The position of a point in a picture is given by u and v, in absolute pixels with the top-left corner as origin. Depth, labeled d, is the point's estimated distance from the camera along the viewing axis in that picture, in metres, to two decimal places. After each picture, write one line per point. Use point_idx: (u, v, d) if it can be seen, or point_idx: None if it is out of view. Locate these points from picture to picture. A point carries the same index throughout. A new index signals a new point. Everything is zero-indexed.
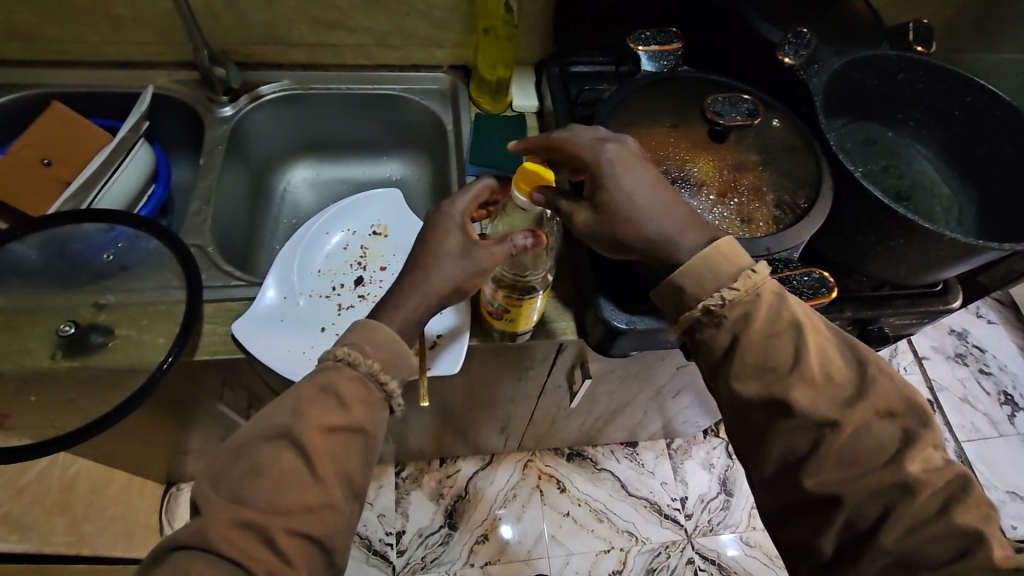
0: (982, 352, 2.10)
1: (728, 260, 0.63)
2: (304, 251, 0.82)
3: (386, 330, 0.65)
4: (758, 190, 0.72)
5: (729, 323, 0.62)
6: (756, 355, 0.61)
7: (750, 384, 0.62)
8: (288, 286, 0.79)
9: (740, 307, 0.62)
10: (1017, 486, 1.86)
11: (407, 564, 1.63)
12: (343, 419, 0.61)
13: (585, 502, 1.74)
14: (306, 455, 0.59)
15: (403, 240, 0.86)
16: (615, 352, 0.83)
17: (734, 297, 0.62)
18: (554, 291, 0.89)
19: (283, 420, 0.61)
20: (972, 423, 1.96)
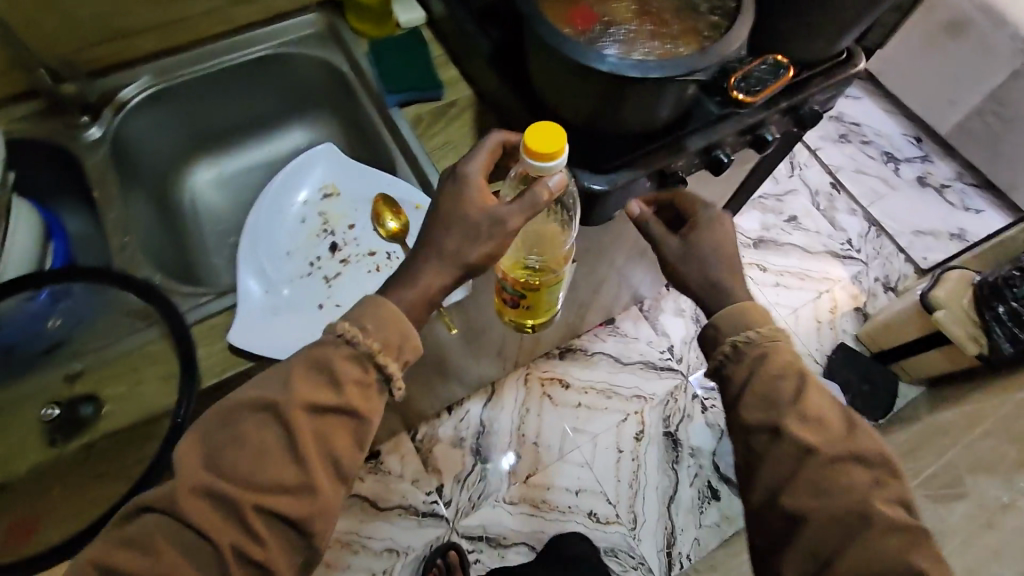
0: (860, 127, 2.36)
1: (751, 319, 0.78)
2: (264, 238, 0.76)
3: (392, 311, 0.64)
4: (691, 8, 0.75)
5: (749, 361, 0.76)
6: (764, 388, 0.74)
7: (753, 412, 0.75)
8: (266, 278, 0.74)
9: (761, 347, 0.76)
10: (918, 225, 2.18)
11: (458, 510, 1.69)
12: (339, 402, 0.62)
13: (591, 387, 1.85)
14: (290, 432, 0.60)
15: (360, 192, 0.81)
16: (598, 218, 0.84)
17: (750, 342, 0.77)
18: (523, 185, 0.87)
19: (274, 392, 0.62)
20: (869, 188, 2.23)
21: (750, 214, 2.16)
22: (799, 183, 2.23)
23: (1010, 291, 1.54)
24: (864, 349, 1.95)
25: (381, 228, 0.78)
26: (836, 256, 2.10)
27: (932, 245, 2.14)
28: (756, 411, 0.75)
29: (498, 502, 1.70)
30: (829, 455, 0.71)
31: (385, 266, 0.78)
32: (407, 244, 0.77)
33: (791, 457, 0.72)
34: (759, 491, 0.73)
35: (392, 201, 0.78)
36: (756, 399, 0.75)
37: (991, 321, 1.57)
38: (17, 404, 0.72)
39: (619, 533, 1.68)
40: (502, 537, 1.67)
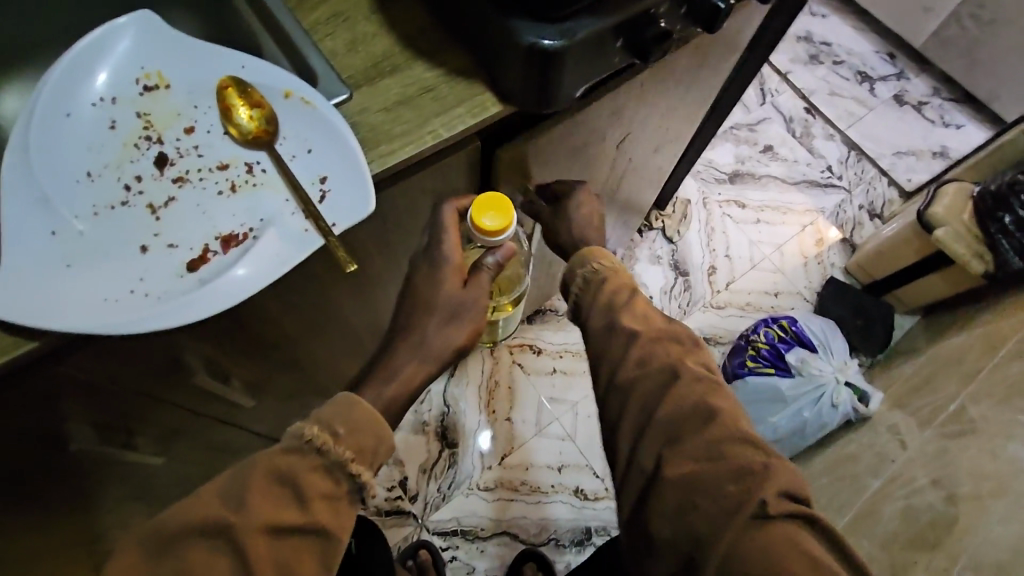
0: (830, 46, 2.17)
1: (593, 254, 0.69)
2: (43, 153, 0.50)
3: (367, 407, 0.55)
4: None
5: (584, 289, 0.67)
6: (602, 305, 0.65)
7: (594, 320, 0.65)
8: (50, 210, 0.48)
9: (598, 277, 0.67)
10: (899, 146, 2.00)
11: (426, 505, 1.46)
12: (301, 520, 0.49)
13: (566, 351, 1.63)
14: (241, 561, 0.47)
15: (198, 77, 0.54)
16: (562, 97, 0.60)
17: (595, 273, 0.67)
18: (447, 67, 0.61)
19: (222, 507, 0.49)
20: (845, 110, 2.05)
21: (722, 147, 1.96)
22: (772, 110, 2.04)
23: (1016, 199, 1.38)
24: (854, 282, 1.80)
25: (232, 128, 0.53)
26: (816, 185, 1.92)
27: (915, 165, 1.97)
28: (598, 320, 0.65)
29: (471, 490, 1.48)
30: (650, 335, 0.62)
31: (244, 184, 0.53)
32: (275, 150, 0.53)
33: (621, 337, 0.62)
34: (600, 378, 0.63)
35: (245, 87, 0.53)
36: (597, 310, 0.65)
37: (997, 233, 1.41)
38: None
39: (610, 509, 1.48)
40: (479, 529, 1.45)
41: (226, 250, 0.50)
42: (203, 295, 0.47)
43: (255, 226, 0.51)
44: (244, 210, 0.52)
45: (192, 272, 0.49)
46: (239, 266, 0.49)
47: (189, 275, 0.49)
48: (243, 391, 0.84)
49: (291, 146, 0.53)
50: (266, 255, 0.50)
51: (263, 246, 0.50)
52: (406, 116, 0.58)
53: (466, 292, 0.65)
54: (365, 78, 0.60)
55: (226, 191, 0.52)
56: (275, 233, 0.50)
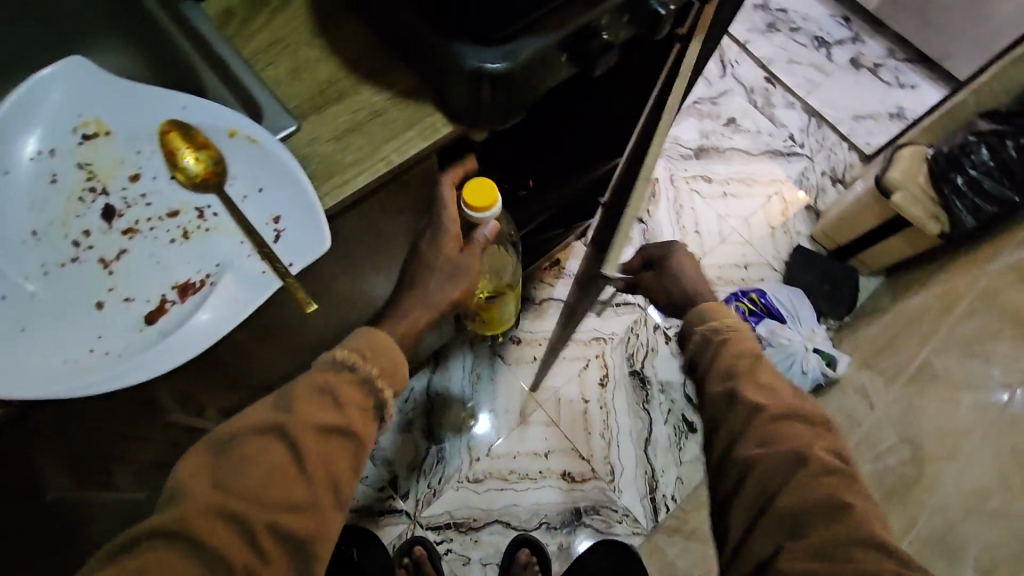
0: (786, 13, 2.17)
1: (711, 312, 0.77)
2: None
3: (386, 336, 0.63)
4: None
5: (711, 350, 0.73)
6: (725, 362, 0.71)
7: (714, 383, 0.71)
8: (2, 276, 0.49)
9: (719, 333, 0.74)
10: (857, 109, 2.04)
11: (418, 501, 1.49)
12: (339, 421, 0.57)
13: (545, 339, 1.66)
14: (296, 451, 0.55)
15: (137, 123, 0.53)
16: (509, 111, 0.60)
17: (717, 332, 0.74)
18: (393, 89, 0.61)
19: (275, 414, 0.57)
20: (804, 77, 2.07)
21: (686, 122, 1.97)
22: (732, 82, 2.05)
23: (968, 159, 1.43)
24: (819, 249, 1.84)
25: (179, 173, 0.53)
26: (779, 155, 1.95)
27: (873, 128, 2.01)
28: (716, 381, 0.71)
29: (462, 483, 1.51)
30: (773, 411, 0.66)
31: (197, 229, 0.53)
32: (224, 191, 0.53)
33: (744, 408, 0.67)
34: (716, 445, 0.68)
35: (188, 129, 0.52)
36: (716, 370, 0.71)
37: (950, 194, 1.46)
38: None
39: (598, 489, 1.53)
40: (472, 519, 1.49)
41: (185, 299, 0.50)
42: (164, 349, 0.47)
43: (211, 272, 0.51)
44: (199, 256, 0.52)
45: (152, 325, 0.49)
46: (198, 314, 0.48)
47: (148, 327, 0.49)
48: (220, 418, 0.84)
49: (240, 186, 0.53)
50: (224, 301, 0.49)
51: (221, 293, 0.49)
52: (356, 144, 0.58)
53: (463, 257, 0.69)
54: (311, 108, 0.59)
55: (178, 239, 0.52)
56: (232, 278, 0.50)
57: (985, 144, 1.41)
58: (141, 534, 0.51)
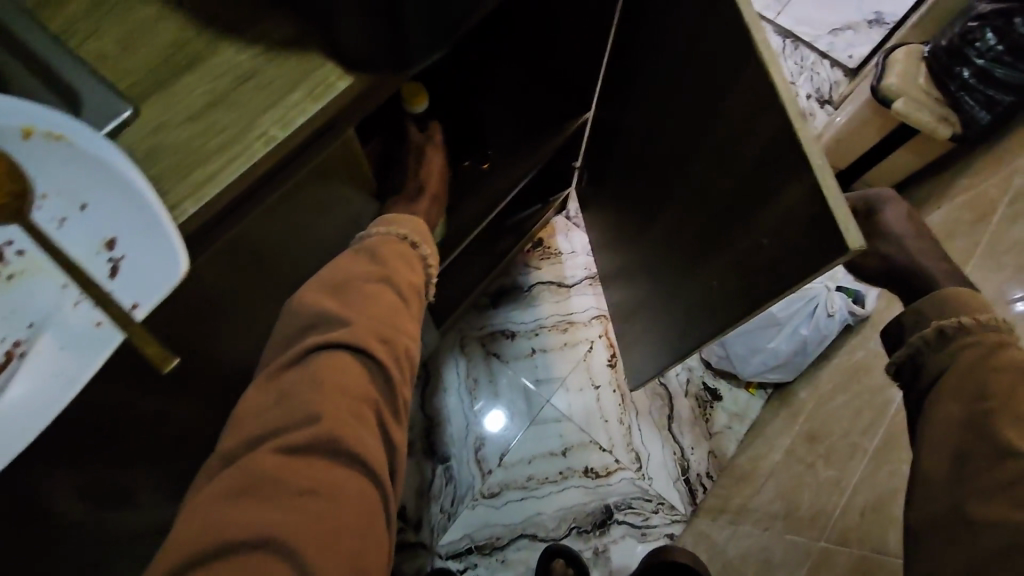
0: None
1: (968, 304, 0.55)
2: None
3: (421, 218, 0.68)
4: None
5: (951, 355, 0.54)
6: (968, 376, 0.51)
7: (952, 403, 0.51)
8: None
9: (965, 337, 0.53)
10: (833, 23, 1.87)
11: (433, 530, 1.34)
12: (417, 280, 0.62)
13: (542, 326, 1.50)
14: (399, 292, 0.59)
15: None
16: (422, 49, 0.45)
17: (964, 333, 0.53)
18: (264, 39, 0.44)
19: (366, 266, 0.59)
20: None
21: None
22: None
23: (972, 49, 1.26)
24: None
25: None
26: None
27: (854, 40, 1.84)
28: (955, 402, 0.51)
29: (477, 500, 1.36)
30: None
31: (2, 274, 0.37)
32: (31, 215, 0.37)
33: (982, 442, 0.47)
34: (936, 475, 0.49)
35: None
36: (953, 386, 0.52)
37: (958, 91, 1.31)
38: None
39: (627, 480, 1.39)
40: (496, 539, 1.34)
41: None
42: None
43: (20, 339, 0.36)
44: (11, 310, 0.37)
45: None
46: (10, 393, 0.34)
47: None
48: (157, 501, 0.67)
49: (54, 204, 0.37)
50: (43, 369, 0.34)
51: (32, 365, 0.35)
52: (224, 121, 0.42)
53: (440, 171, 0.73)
54: (154, 84, 0.43)
55: None
56: (48, 340, 0.35)
57: (989, 28, 1.22)
58: (293, 357, 0.51)
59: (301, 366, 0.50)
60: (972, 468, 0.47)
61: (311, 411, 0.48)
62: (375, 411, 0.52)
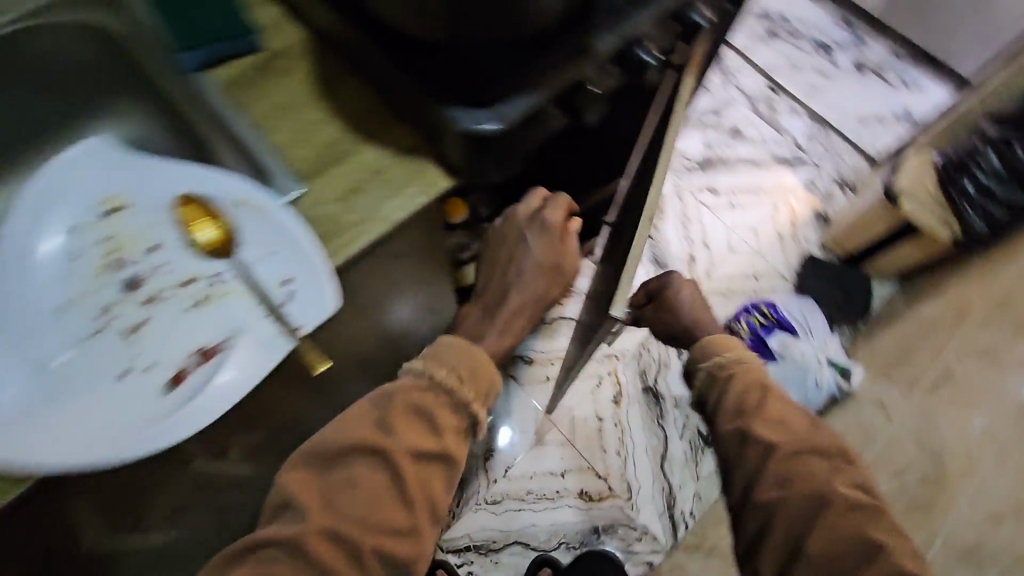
0: (786, 19, 2.08)
1: (718, 346, 0.81)
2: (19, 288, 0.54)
3: (481, 355, 0.68)
4: None
5: (719, 382, 0.78)
6: (732, 400, 0.74)
7: (727, 423, 0.74)
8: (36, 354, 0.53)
9: (724, 369, 0.78)
10: (861, 112, 1.95)
11: (438, 524, 1.51)
12: (441, 450, 0.62)
13: (557, 358, 1.67)
14: (396, 474, 0.59)
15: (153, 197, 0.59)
16: (494, 166, 0.62)
17: (720, 367, 0.78)
18: (391, 147, 0.63)
19: (373, 433, 0.61)
20: (807, 83, 1.99)
21: (689, 134, 1.90)
22: (734, 91, 1.97)
23: (979, 164, 1.38)
24: (830, 256, 1.78)
25: (196, 242, 0.56)
26: (786, 163, 1.87)
27: (881, 132, 1.92)
28: (728, 419, 0.74)
29: (480, 504, 1.53)
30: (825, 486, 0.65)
31: (214, 295, 0.55)
32: (238, 256, 0.55)
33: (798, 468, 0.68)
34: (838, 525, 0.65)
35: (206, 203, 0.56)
36: (726, 408, 0.75)
37: (960, 200, 1.40)
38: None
39: (617, 507, 1.53)
40: (492, 542, 1.50)
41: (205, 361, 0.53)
42: (185, 415, 0.50)
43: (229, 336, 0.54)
44: (215, 323, 0.54)
45: (174, 389, 0.52)
46: (219, 377, 0.51)
47: (171, 394, 0.52)
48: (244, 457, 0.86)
49: (252, 250, 0.55)
50: (246, 363, 0.52)
51: (238, 356, 0.52)
52: (361, 203, 0.61)
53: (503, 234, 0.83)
54: (317, 169, 0.62)
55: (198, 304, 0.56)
56: (247, 341, 0.53)
57: (996, 149, 1.36)
58: (284, 514, 0.57)
59: (293, 521, 0.57)
60: (862, 521, 0.63)
61: (282, 542, 0.55)
62: (354, 565, 0.55)
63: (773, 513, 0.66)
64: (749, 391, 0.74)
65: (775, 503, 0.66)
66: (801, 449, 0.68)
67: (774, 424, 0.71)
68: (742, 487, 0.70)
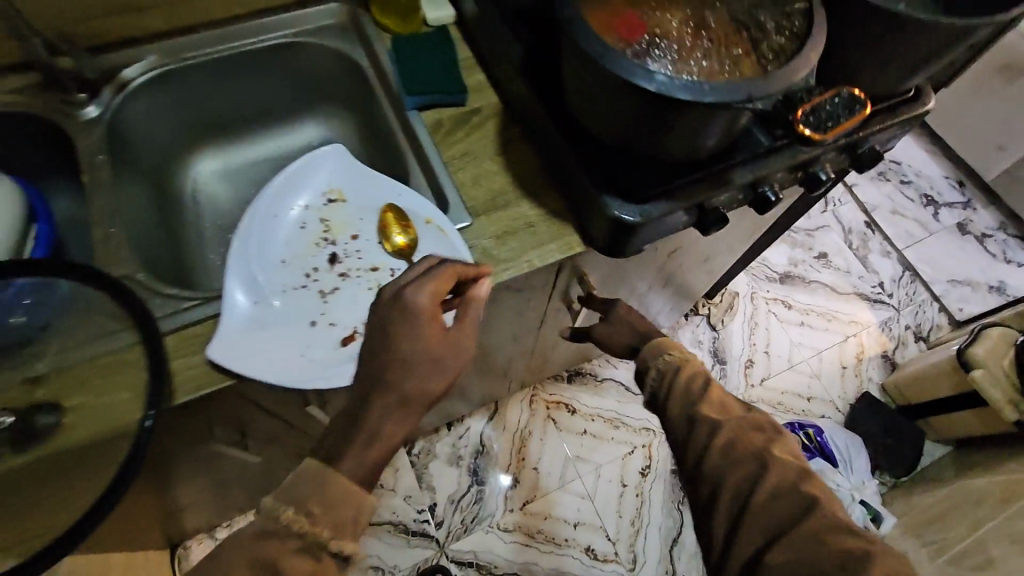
0: (899, 165, 2.15)
1: (666, 345, 0.79)
2: (259, 240, 0.72)
3: (339, 482, 0.56)
4: (756, 24, 0.58)
5: (669, 379, 0.75)
6: (680, 395, 0.73)
7: (677, 419, 0.72)
8: (254, 288, 0.68)
9: (671, 366, 0.76)
10: (955, 274, 1.98)
11: (449, 532, 1.59)
12: None
13: (598, 415, 1.75)
14: None
15: (365, 198, 0.76)
16: (629, 251, 0.76)
17: (668, 364, 0.77)
18: (545, 207, 0.78)
19: None
20: (905, 231, 2.04)
21: (777, 246, 1.97)
22: (831, 219, 2.05)
23: None
24: (889, 401, 1.79)
25: (388, 242, 0.74)
26: (865, 299, 1.92)
27: (969, 297, 1.94)
28: (677, 406, 0.74)
29: (492, 527, 1.61)
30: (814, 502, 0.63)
31: (389, 284, 0.73)
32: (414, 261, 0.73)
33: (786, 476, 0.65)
34: None
35: (404, 214, 0.74)
36: (676, 400, 0.73)
37: None
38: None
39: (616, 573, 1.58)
40: (493, 565, 1.57)
41: None
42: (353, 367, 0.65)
43: None
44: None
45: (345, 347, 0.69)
46: None
47: (343, 349, 0.68)
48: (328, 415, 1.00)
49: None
50: None
51: None
52: (513, 244, 0.76)
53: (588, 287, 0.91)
54: (485, 208, 0.78)
55: (376, 289, 0.73)
56: None
57: None
58: None
59: None
60: None
61: None
62: None
63: (719, 484, 0.66)
64: (697, 384, 0.74)
65: (723, 470, 0.66)
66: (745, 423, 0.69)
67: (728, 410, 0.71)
68: (692, 462, 0.69)
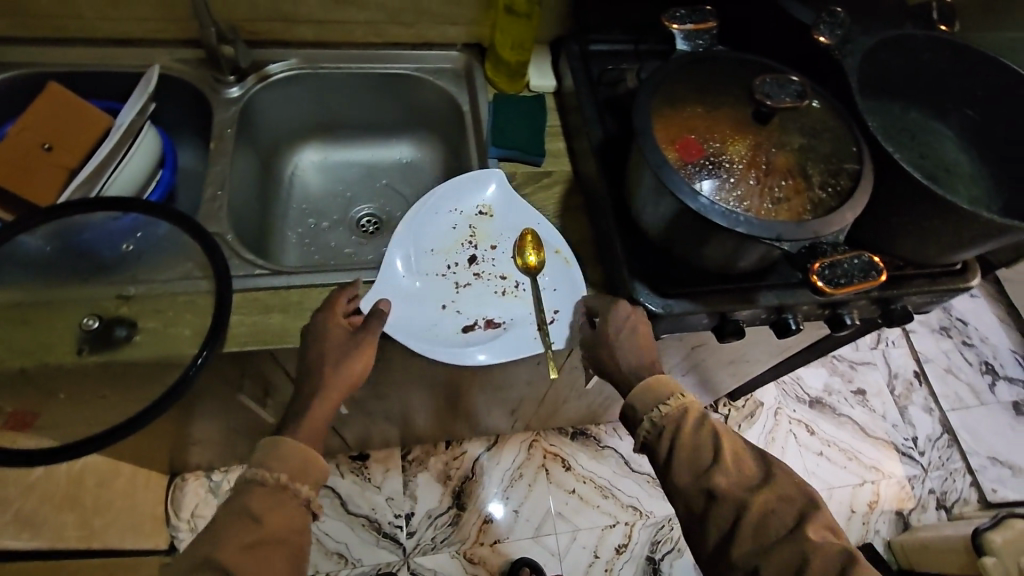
0: (965, 325, 2.09)
1: (658, 388, 0.73)
2: (419, 229, 0.85)
3: (291, 444, 0.67)
4: (804, 176, 0.66)
5: (667, 432, 0.71)
6: (687, 455, 0.70)
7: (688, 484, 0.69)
8: (407, 266, 0.83)
9: (672, 420, 0.72)
10: (997, 452, 1.87)
11: (417, 546, 1.48)
12: (263, 534, 0.61)
13: (591, 479, 1.62)
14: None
15: (511, 219, 0.89)
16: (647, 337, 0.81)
17: (663, 415, 0.72)
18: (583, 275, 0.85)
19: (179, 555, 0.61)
20: (955, 392, 1.96)
21: (815, 369, 1.93)
22: (880, 358, 1.98)
23: None
24: (891, 559, 1.66)
25: (519, 258, 0.86)
26: (895, 450, 1.81)
27: (1011, 482, 1.82)
28: (688, 475, 0.69)
29: (457, 554, 1.48)
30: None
31: (512, 292, 0.85)
32: (537, 280, 0.85)
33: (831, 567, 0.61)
34: None
35: (539, 241, 0.86)
36: (682, 457, 0.70)
37: None
38: (54, 300, 0.73)
39: None
40: None
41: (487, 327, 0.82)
42: (464, 352, 0.78)
43: (507, 323, 0.83)
44: (504, 309, 0.84)
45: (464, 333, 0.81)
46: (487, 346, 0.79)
47: (461, 334, 0.81)
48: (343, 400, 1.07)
49: (547, 280, 0.85)
50: (507, 343, 0.80)
51: (505, 337, 0.81)
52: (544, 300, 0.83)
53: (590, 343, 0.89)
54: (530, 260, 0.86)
55: (500, 294, 0.85)
56: (516, 332, 0.81)
57: None
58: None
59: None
60: None
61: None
62: None
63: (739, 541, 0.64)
64: (705, 449, 0.70)
65: (753, 548, 0.63)
66: (774, 504, 0.65)
67: (756, 489, 0.66)
68: (717, 544, 0.66)
